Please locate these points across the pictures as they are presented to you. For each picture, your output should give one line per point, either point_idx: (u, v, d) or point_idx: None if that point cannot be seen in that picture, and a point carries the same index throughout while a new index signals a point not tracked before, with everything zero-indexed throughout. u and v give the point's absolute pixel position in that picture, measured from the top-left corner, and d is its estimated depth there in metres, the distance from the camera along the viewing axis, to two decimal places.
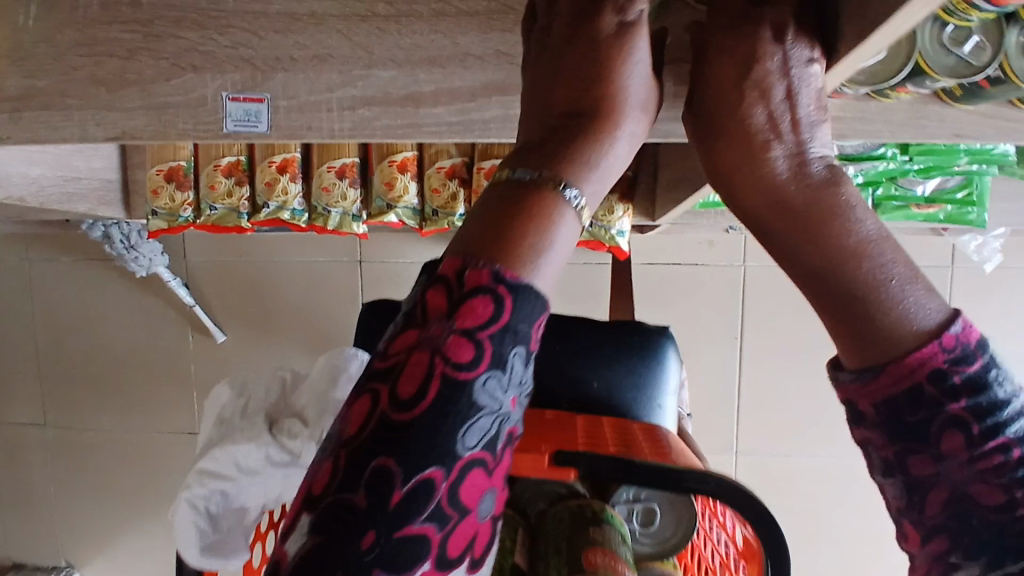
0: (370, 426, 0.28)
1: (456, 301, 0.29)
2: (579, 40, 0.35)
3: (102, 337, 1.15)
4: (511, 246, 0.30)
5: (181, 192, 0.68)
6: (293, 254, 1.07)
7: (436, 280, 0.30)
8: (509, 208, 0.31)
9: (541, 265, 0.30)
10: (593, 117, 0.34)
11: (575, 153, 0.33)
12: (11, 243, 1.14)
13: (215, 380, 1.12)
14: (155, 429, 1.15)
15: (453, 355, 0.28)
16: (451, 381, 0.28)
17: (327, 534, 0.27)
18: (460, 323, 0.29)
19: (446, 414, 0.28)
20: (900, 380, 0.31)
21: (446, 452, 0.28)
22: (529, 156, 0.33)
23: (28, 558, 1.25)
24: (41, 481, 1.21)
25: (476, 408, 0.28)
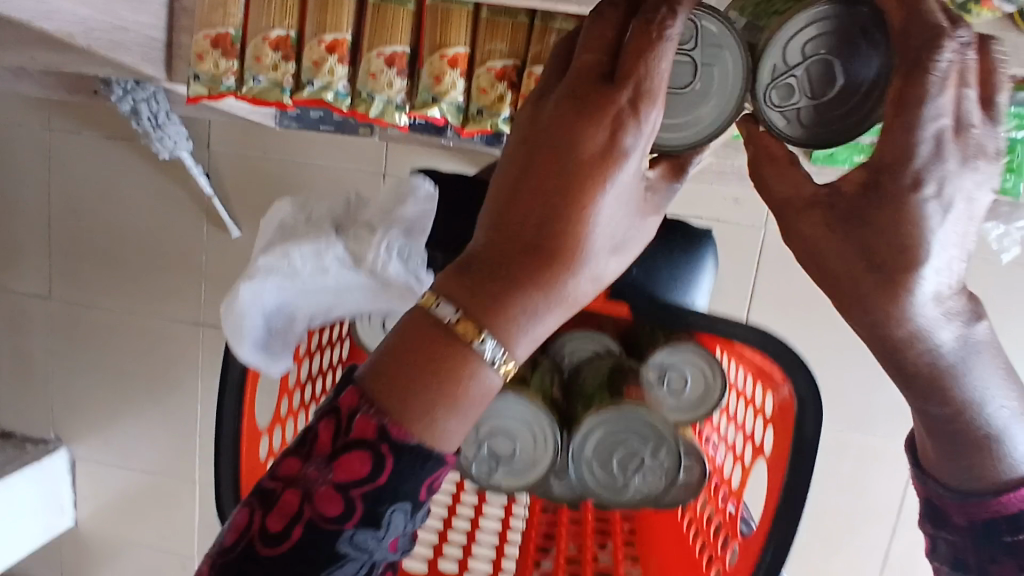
0: (243, 542, 0.37)
1: (337, 449, 0.37)
2: (562, 157, 0.35)
3: (116, 217, 1.15)
4: (409, 404, 0.36)
5: (226, 59, 0.67)
6: (318, 157, 1.07)
7: (334, 415, 0.37)
8: (431, 358, 0.37)
9: (435, 429, 0.37)
10: (544, 259, 0.35)
11: (512, 302, 0.36)
12: (36, 110, 1.13)
13: (224, 275, 1.13)
14: (158, 316, 1.15)
15: (322, 507, 0.36)
16: (317, 526, 0.36)
17: None
18: (335, 475, 0.36)
19: (308, 552, 0.36)
20: (1000, 510, 0.41)
21: None
22: (466, 290, 0.37)
23: (17, 428, 1.26)
24: (40, 352, 1.22)
25: (340, 556, 0.36)
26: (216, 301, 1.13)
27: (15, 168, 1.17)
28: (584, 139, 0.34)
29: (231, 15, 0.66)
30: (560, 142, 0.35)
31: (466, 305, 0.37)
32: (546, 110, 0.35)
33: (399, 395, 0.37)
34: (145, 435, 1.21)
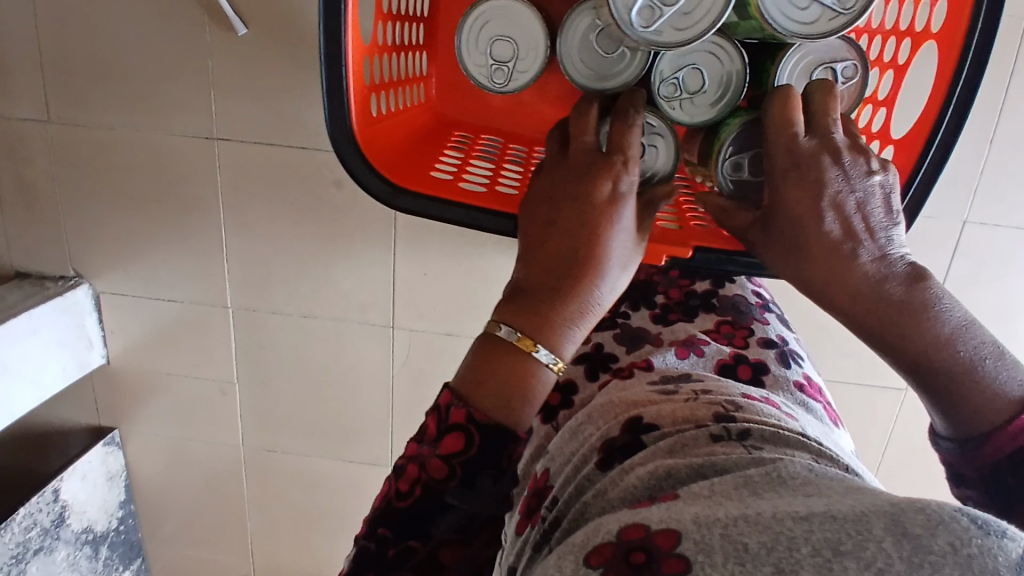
0: (391, 499, 0.50)
1: (442, 432, 0.50)
2: (579, 279, 0.54)
3: (108, 23, 1.06)
4: (476, 381, 0.51)
5: None
6: None
7: (440, 425, 0.50)
8: (524, 312, 0.54)
9: (503, 409, 0.50)
10: (575, 319, 0.54)
11: (561, 333, 0.53)
12: None
13: (235, 80, 1.06)
14: (169, 130, 1.10)
15: (443, 450, 0.49)
16: (445, 453, 0.49)
17: (384, 531, 0.49)
18: (441, 449, 0.49)
19: (441, 457, 0.49)
20: (1003, 448, 0.56)
21: (444, 456, 0.49)
22: (527, 324, 0.53)
23: (32, 268, 1.23)
24: (46, 182, 1.16)
25: (470, 448, 0.49)
26: (230, 115, 1.08)
27: None
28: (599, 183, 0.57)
29: None
30: (581, 197, 0.57)
31: (522, 326, 0.53)
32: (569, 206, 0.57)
33: (528, 311, 0.53)
34: (170, 263, 1.19)
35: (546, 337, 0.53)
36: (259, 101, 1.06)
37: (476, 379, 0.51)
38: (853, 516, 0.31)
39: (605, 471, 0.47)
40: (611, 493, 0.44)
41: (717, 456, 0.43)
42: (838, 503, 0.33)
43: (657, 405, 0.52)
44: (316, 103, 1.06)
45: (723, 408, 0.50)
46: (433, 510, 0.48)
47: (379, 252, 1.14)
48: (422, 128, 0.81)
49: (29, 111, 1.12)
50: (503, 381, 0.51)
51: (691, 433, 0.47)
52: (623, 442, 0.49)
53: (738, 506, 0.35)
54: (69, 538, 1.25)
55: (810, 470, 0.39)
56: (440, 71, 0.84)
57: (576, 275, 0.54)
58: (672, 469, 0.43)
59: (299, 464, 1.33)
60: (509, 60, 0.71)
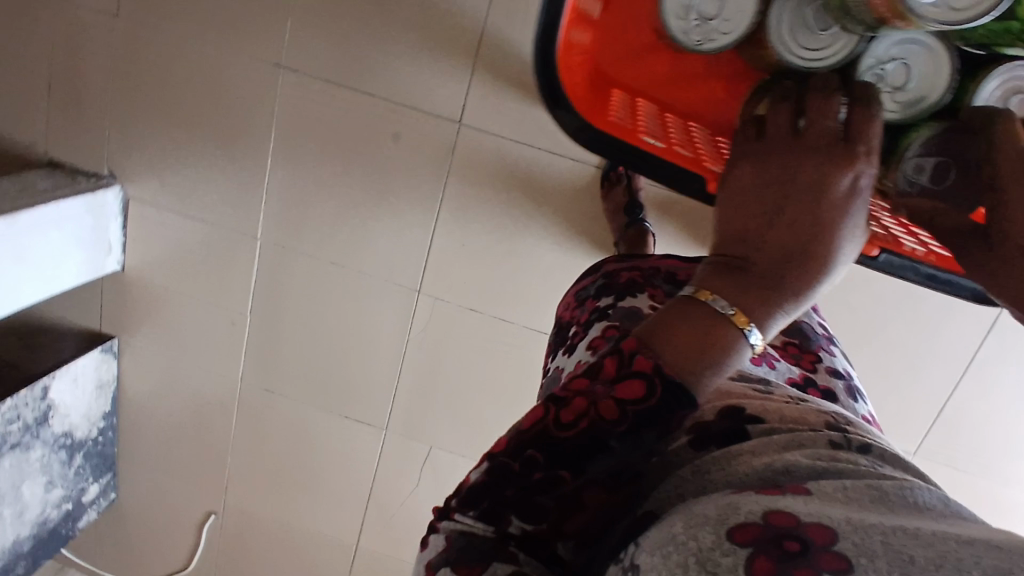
0: (543, 426, 0.46)
1: (622, 374, 0.46)
2: (800, 266, 0.50)
3: None
4: (671, 328, 0.48)
5: None
6: None
7: (619, 366, 0.47)
8: (740, 287, 0.50)
9: (693, 372, 0.46)
10: (787, 303, 0.50)
11: (771, 310, 0.49)
12: None
13: (317, 12, 1.04)
14: (237, 51, 1.08)
15: (621, 394, 0.45)
16: (622, 397, 0.45)
17: (528, 456, 0.45)
18: (619, 392, 0.46)
19: (616, 401, 0.45)
20: None
21: (620, 401, 0.45)
22: (738, 295, 0.49)
23: (64, 160, 1.20)
24: (99, 76, 1.13)
25: (650, 400, 0.45)
26: (306, 47, 1.06)
27: None
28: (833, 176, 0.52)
29: None
30: (815, 186, 0.52)
31: (737, 299, 0.49)
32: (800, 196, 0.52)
33: (746, 285, 0.50)
34: (207, 184, 1.17)
35: (758, 315, 0.49)
36: (341, 39, 1.05)
37: (673, 334, 0.47)
38: (1019, 549, 0.30)
39: (701, 451, 0.47)
40: (723, 474, 0.44)
41: (843, 463, 0.42)
42: (1002, 537, 0.32)
43: (759, 402, 0.52)
44: (397, 54, 1.05)
45: (830, 418, 0.51)
46: (595, 447, 0.45)
47: (423, 215, 1.13)
48: (582, 78, 0.72)
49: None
50: (704, 345, 0.47)
51: (807, 434, 0.47)
52: (721, 429, 0.49)
53: (879, 517, 0.34)
54: (49, 439, 1.22)
55: (945, 502, 0.38)
56: (603, 11, 0.72)
57: (798, 263, 0.50)
58: (792, 467, 0.42)
59: (293, 412, 1.31)
60: (712, 17, 0.66)
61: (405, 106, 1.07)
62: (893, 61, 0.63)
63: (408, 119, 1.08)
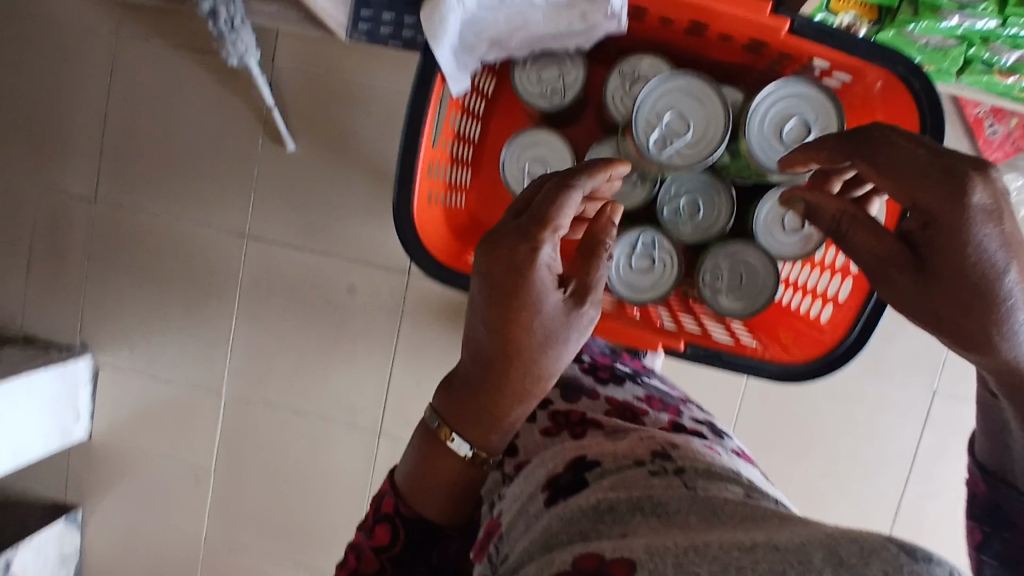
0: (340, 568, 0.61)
1: (376, 522, 0.60)
2: (492, 372, 0.54)
3: (173, 126, 1.19)
4: (410, 482, 0.60)
5: None
6: (379, 77, 1.12)
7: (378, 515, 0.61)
8: (457, 407, 0.58)
9: (420, 504, 0.59)
10: (487, 404, 0.56)
11: (480, 424, 0.57)
12: (105, 17, 1.18)
13: (277, 186, 1.17)
14: (204, 225, 1.20)
15: (376, 540, 0.59)
16: (376, 541, 0.59)
17: None
18: (373, 540, 0.59)
19: (373, 545, 0.59)
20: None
21: (375, 546, 0.59)
22: (456, 415, 0.58)
23: (40, 334, 1.27)
24: (76, 256, 1.24)
25: (392, 543, 0.59)
26: (267, 218, 1.18)
27: (77, 69, 1.21)
28: (503, 263, 0.52)
29: None
30: (501, 291, 0.52)
31: (445, 418, 0.59)
32: (480, 293, 0.53)
33: (460, 409, 0.58)
34: (175, 346, 1.23)
35: (466, 425, 0.57)
36: (297, 204, 1.17)
37: (415, 480, 0.60)
38: (792, 546, 0.35)
39: (551, 506, 0.49)
40: (558, 525, 0.46)
41: (654, 489, 0.46)
42: (775, 535, 0.37)
43: (607, 445, 0.56)
44: (348, 214, 1.17)
45: (661, 445, 0.54)
46: None
47: (379, 359, 1.19)
48: (463, 230, 0.90)
49: (81, 188, 1.22)
50: (441, 471, 0.59)
51: (630, 471, 0.50)
52: (567, 478, 0.52)
53: (686, 536, 0.39)
54: None
55: (742, 505, 0.43)
56: (481, 183, 0.95)
57: (487, 367, 0.55)
58: (613, 503, 0.45)
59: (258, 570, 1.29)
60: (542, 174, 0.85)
61: (357, 259, 1.17)
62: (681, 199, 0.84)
63: (360, 272, 1.18)
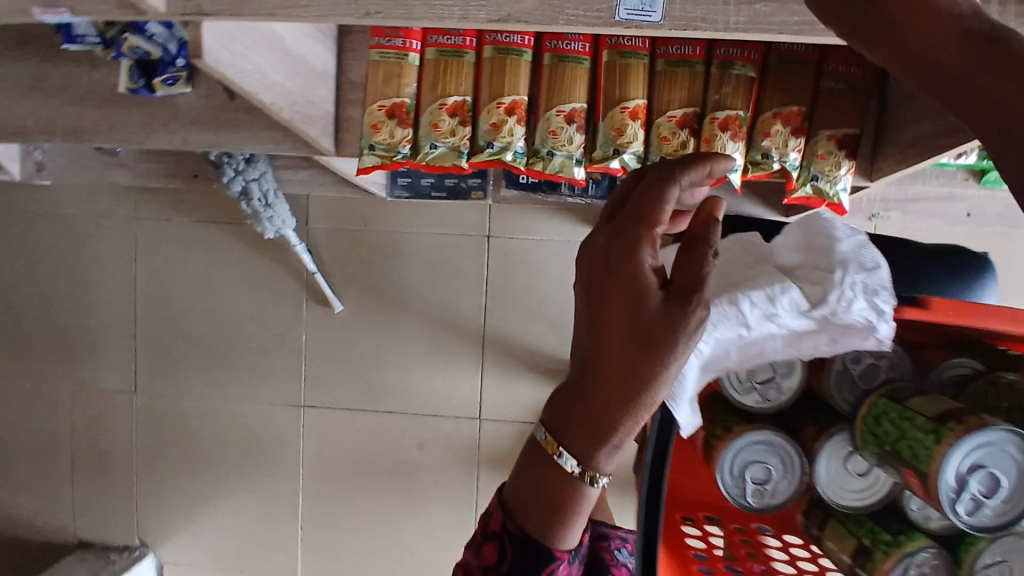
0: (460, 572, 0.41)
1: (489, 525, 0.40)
2: (594, 393, 0.34)
3: (208, 302, 1.13)
4: (534, 513, 0.38)
5: (401, 129, 0.67)
6: (420, 224, 1.07)
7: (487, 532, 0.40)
8: (564, 418, 0.36)
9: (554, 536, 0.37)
10: (603, 432, 0.34)
11: (597, 441, 0.35)
12: (122, 201, 1.12)
13: (328, 349, 1.11)
14: (256, 400, 1.13)
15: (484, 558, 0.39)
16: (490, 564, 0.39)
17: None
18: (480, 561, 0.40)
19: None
20: None
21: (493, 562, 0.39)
22: (559, 426, 0.36)
23: (95, 537, 1.19)
24: (121, 451, 1.17)
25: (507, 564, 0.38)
26: (322, 384, 1.12)
27: (98, 258, 1.15)
28: (630, 259, 0.33)
29: (406, 86, 0.67)
30: (607, 264, 0.34)
31: (563, 438, 0.36)
32: (597, 296, 0.34)
33: (568, 404, 0.36)
34: (241, 529, 1.16)
35: (579, 443, 0.35)
36: (351, 365, 1.11)
37: (523, 491, 0.38)
38: None
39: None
40: None
41: None
42: None
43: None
44: (407, 367, 1.10)
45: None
46: None
47: (461, 514, 1.11)
48: None
49: (119, 380, 1.16)
50: (547, 495, 0.37)
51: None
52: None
53: None
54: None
55: None
56: None
57: (596, 382, 0.34)
58: None
59: None
60: None
61: (424, 413, 1.11)
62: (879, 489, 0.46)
63: (428, 426, 1.11)
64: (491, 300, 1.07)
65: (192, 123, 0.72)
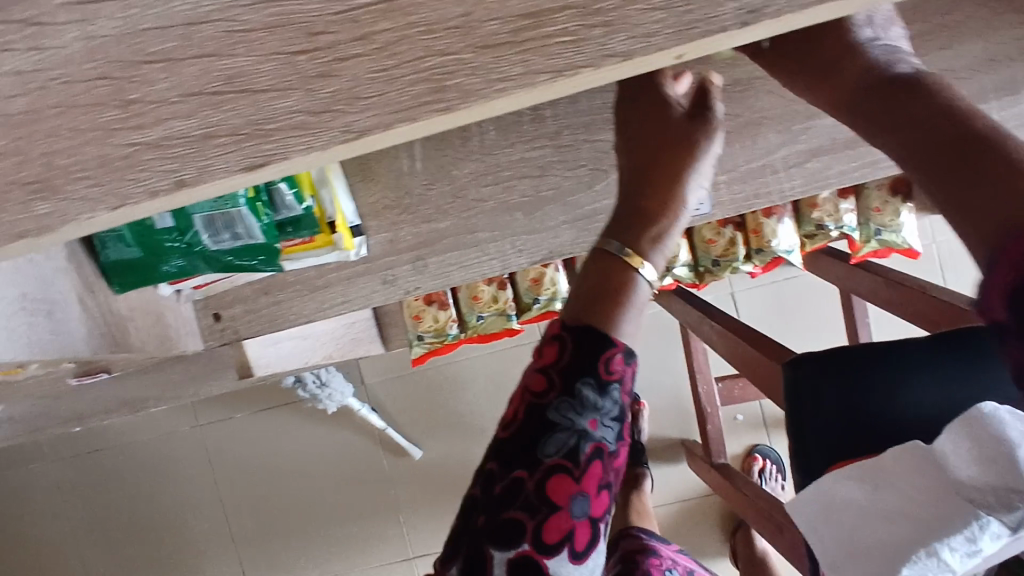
0: (513, 423, 0.31)
1: (545, 358, 0.31)
2: (648, 178, 0.32)
3: (292, 484, 1.12)
4: (600, 303, 0.31)
5: (443, 311, 0.65)
6: (473, 349, 1.05)
7: (549, 337, 0.31)
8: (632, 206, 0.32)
9: (626, 325, 0.31)
10: (643, 221, 0.31)
11: (653, 211, 0.32)
12: (181, 413, 1.13)
13: (421, 496, 1.09)
14: (367, 565, 1.12)
15: (535, 381, 0.31)
16: (536, 402, 0.30)
17: (508, 448, 0.30)
18: (538, 359, 0.31)
19: (533, 431, 0.30)
20: None
21: (534, 457, 0.30)
22: (617, 225, 0.32)
23: None
24: None
25: (557, 421, 0.30)
26: (425, 531, 1.10)
27: (177, 474, 1.15)
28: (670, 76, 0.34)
29: None
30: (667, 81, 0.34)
31: (631, 235, 0.31)
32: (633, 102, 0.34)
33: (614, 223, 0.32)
34: None
35: (625, 230, 0.31)
36: (448, 505, 1.09)
37: (587, 298, 0.31)
38: None
39: None
40: None
41: None
42: None
43: None
44: None
45: None
46: (541, 427, 0.30)
47: None
48: None
49: None
50: (597, 281, 0.31)
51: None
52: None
53: None
54: None
55: None
56: None
57: (656, 179, 0.32)
58: None
59: None
60: None
61: None
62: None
63: None
64: None
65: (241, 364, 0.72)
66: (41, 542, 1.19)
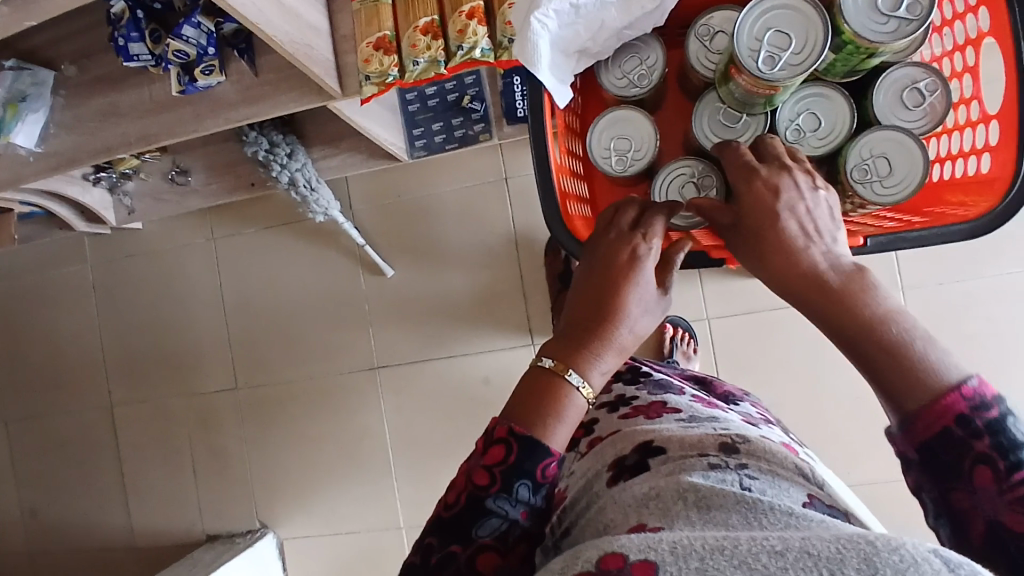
0: (466, 496, 0.49)
1: (488, 443, 0.49)
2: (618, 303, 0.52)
3: (282, 296, 1.29)
4: (535, 419, 0.49)
5: (387, 57, 0.80)
6: (446, 183, 1.20)
7: (495, 441, 0.48)
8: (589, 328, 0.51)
9: (554, 428, 0.49)
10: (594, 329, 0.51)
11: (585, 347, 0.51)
12: (200, 227, 1.32)
13: (389, 313, 1.24)
14: (336, 371, 1.27)
15: (476, 481, 0.48)
16: (476, 497, 0.48)
17: (457, 515, 0.49)
18: (484, 460, 0.48)
19: (471, 512, 0.48)
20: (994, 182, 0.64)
21: (467, 537, 0.48)
22: (556, 349, 0.51)
23: (221, 528, 1.34)
24: (234, 446, 1.32)
25: (491, 512, 0.48)
26: (389, 345, 1.24)
27: (188, 282, 1.34)
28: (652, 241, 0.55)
29: (384, 22, 0.81)
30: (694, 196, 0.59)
31: (562, 356, 0.51)
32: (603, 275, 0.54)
33: (565, 342, 0.52)
34: (345, 496, 1.27)
35: (571, 358, 0.50)
36: (410, 323, 1.23)
37: (524, 402, 0.50)
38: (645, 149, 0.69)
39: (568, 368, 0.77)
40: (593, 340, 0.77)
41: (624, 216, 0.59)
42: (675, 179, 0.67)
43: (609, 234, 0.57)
44: (456, 315, 1.21)
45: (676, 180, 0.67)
46: (477, 512, 0.48)
47: None
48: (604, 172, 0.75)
49: (220, 379, 1.33)
50: (539, 395, 0.50)
51: (692, 460, 0.50)
52: (632, 460, 0.54)
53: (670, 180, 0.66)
54: None
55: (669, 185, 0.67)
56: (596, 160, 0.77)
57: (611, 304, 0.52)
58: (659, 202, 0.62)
59: None
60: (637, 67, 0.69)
61: (479, 350, 1.20)
62: (802, 114, 0.65)
63: (489, 362, 1.20)
64: (522, 236, 1.18)
65: (230, 106, 0.89)
66: (74, 332, 1.41)
